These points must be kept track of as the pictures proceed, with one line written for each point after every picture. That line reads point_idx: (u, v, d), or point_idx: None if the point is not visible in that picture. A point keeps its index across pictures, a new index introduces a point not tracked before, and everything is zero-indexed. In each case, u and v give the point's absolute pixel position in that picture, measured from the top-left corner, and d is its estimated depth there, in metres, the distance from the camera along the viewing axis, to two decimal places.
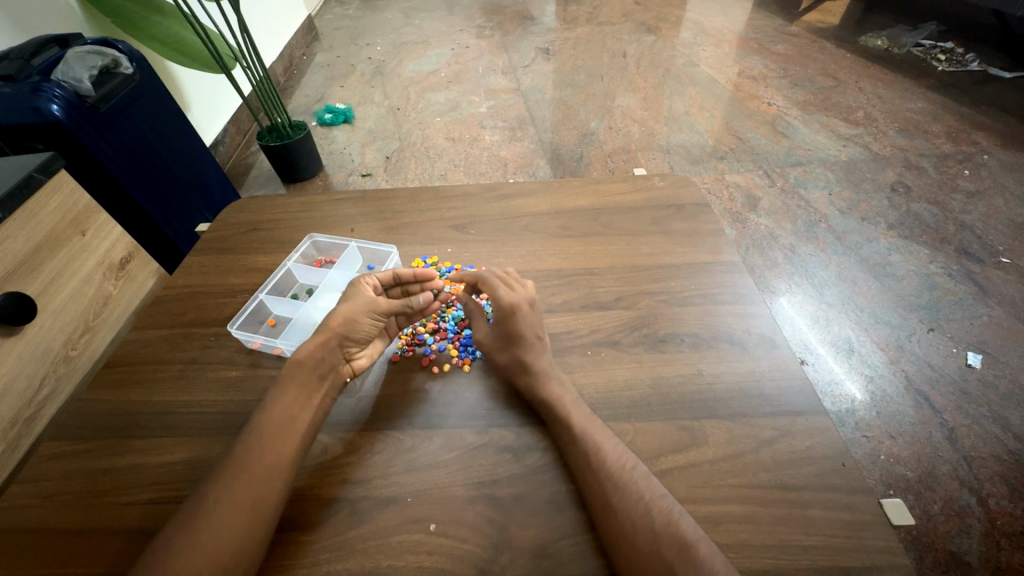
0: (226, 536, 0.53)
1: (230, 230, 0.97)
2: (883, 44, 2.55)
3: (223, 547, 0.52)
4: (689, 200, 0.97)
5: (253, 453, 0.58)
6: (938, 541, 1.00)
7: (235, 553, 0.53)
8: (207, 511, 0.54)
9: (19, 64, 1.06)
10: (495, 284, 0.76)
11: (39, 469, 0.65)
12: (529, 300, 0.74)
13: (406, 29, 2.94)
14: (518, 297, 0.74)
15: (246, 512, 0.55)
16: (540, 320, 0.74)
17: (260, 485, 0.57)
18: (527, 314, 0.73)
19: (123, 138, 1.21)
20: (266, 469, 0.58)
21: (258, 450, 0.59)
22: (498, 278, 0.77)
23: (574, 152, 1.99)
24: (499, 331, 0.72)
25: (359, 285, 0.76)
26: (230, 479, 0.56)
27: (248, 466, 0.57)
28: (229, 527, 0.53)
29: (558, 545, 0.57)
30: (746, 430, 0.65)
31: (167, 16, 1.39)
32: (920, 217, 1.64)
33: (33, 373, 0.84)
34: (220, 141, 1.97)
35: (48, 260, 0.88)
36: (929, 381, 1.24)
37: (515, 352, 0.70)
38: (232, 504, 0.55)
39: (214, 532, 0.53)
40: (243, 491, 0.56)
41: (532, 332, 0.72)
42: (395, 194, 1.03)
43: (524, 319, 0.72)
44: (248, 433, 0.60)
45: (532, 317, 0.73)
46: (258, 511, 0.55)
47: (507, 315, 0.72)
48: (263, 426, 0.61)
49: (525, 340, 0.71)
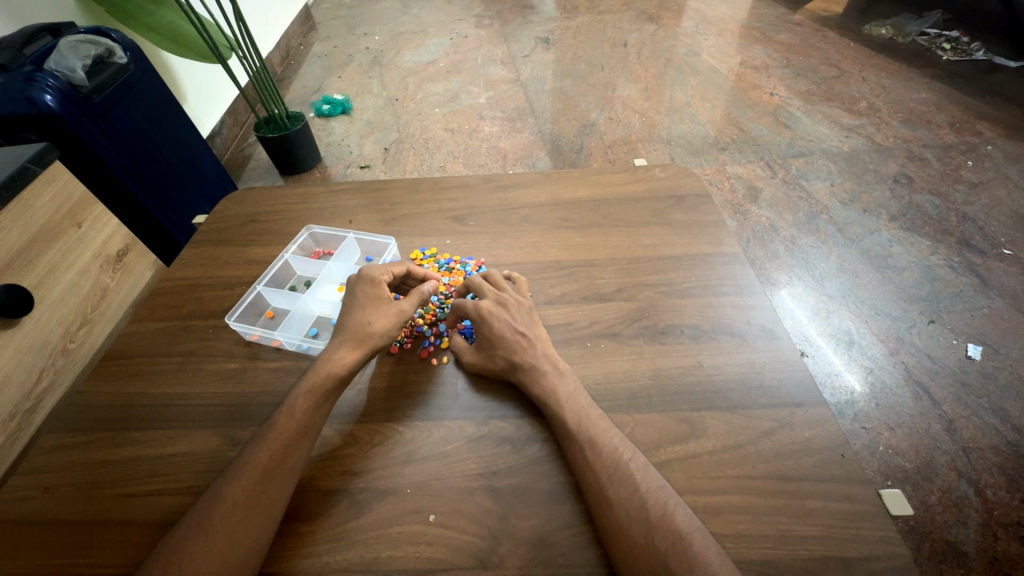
0: (240, 535, 0.54)
1: (228, 222, 0.96)
2: (888, 33, 2.52)
3: (237, 546, 0.53)
4: (690, 191, 0.96)
5: (268, 453, 0.59)
6: (935, 531, 1.01)
7: (247, 550, 0.54)
8: (222, 509, 0.55)
9: (13, 53, 1.05)
10: (461, 300, 0.75)
11: (39, 461, 0.65)
12: (500, 299, 0.74)
13: (404, 18, 2.90)
14: (485, 301, 0.73)
15: (262, 511, 0.56)
16: (528, 316, 0.74)
17: (274, 484, 0.57)
18: (499, 313, 0.72)
19: (118, 130, 1.20)
20: (281, 469, 0.58)
21: (273, 451, 0.59)
22: (474, 285, 0.77)
23: (575, 143, 1.97)
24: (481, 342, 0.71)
25: (377, 282, 0.73)
26: (246, 479, 0.57)
27: (262, 466, 0.58)
28: (243, 526, 0.54)
29: (557, 536, 0.57)
30: (746, 422, 0.65)
31: (164, 7, 1.38)
32: (921, 208, 1.64)
33: (32, 365, 0.84)
34: (217, 133, 1.95)
35: (45, 252, 0.88)
36: (929, 373, 1.23)
37: (504, 356, 0.69)
38: (245, 503, 0.55)
39: (227, 530, 0.54)
40: (258, 490, 0.56)
41: (520, 325, 0.72)
42: (393, 185, 1.02)
43: (496, 318, 0.72)
44: (264, 433, 0.61)
45: (507, 314, 0.72)
46: (272, 510, 0.56)
47: (498, 308, 0.73)
48: (278, 425, 0.61)
49: (507, 338, 0.70)
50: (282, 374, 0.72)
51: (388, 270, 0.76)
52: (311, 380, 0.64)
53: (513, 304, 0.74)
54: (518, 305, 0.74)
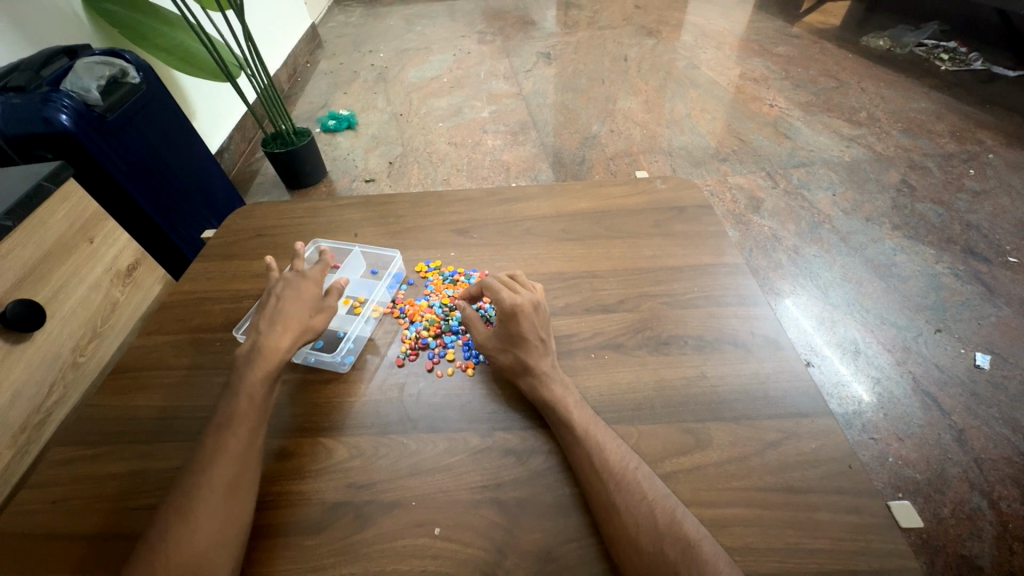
0: (222, 519, 0.55)
1: (236, 237, 0.98)
2: (885, 44, 2.55)
3: (222, 528, 0.55)
4: (691, 202, 0.97)
5: (236, 439, 0.60)
6: (949, 545, 0.99)
7: (229, 538, 0.55)
8: (201, 500, 0.55)
9: (30, 75, 1.09)
10: (497, 287, 0.74)
11: (49, 475, 0.66)
12: (534, 302, 0.73)
13: (408, 36, 2.96)
14: (522, 300, 0.72)
15: (238, 495, 0.57)
16: (548, 326, 0.74)
17: (246, 471, 0.59)
18: (530, 316, 0.71)
19: (130, 146, 1.23)
20: (247, 459, 0.59)
21: (242, 436, 0.60)
22: (506, 281, 0.76)
23: (577, 155, 1.99)
24: (500, 331, 0.72)
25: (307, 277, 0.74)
26: (219, 466, 0.58)
27: (234, 451, 0.59)
28: (224, 515, 0.55)
29: (564, 549, 0.57)
30: (752, 432, 0.65)
31: (174, 27, 1.41)
32: (924, 217, 1.64)
33: (42, 379, 0.85)
34: (225, 149, 1.99)
35: (58, 267, 0.90)
36: (938, 382, 1.23)
37: (516, 353, 0.70)
38: (219, 489, 0.56)
39: (209, 516, 0.55)
40: (233, 479, 0.57)
41: (536, 334, 0.71)
42: (397, 199, 1.04)
43: (527, 321, 0.71)
44: (223, 420, 0.61)
45: (536, 320, 0.72)
46: (245, 500, 0.58)
47: (530, 310, 0.72)
48: (242, 417, 0.62)
49: (527, 342, 0.70)
50: (288, 387, 0.73)
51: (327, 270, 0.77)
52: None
53: (538, 309, 0.73)
54: (539, 312, 0.73)
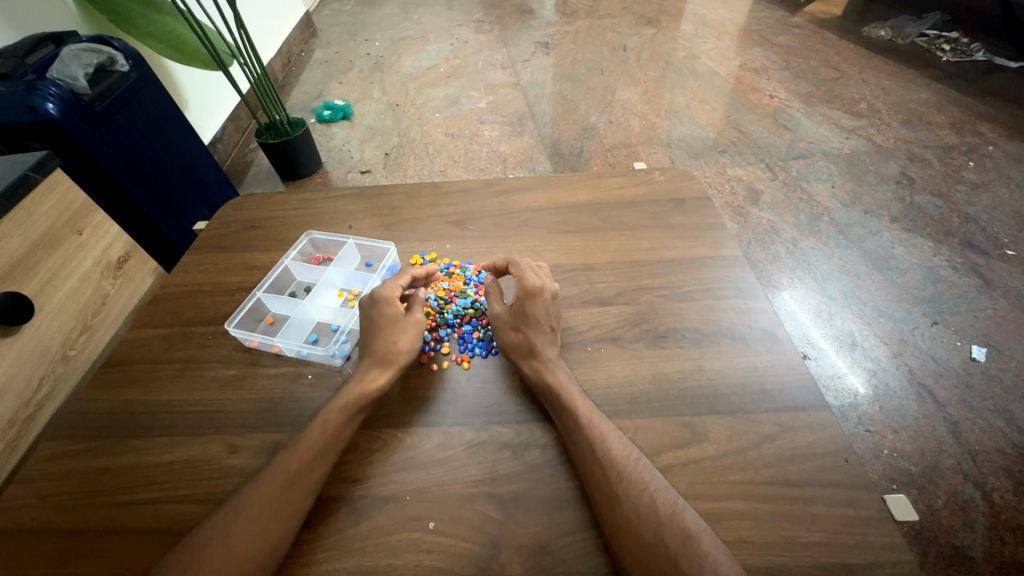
0: (256, 538, 0.54)
1: (229, 228, 0.96)
2: (887, 34, 2.52)
3: (253, 550, 0.54)
4: (689, 194, 0.96)
5: (297, 463, 0.59)
6: (941, 536, 1.00)
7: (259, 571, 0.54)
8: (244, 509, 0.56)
9: (15, 62, 1.06)
10: (523, 267, 0.77)
11: (38, 470, 0.65)
12: (553, 292, 0.74)
13: (404, 24, 2.92)
14: (542, 284, 0.74)
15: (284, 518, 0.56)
16: (558, 320, 0.74)
17: (300, 494, 0.58)
18: (547, 303, 0.73)
19: (121, 136, 1.21)
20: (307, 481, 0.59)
21: (302, 461, 0.60)
22: (529, 266, 0.78)
23: (575, 147, 1.97)
24: (516, 308, 0.73)
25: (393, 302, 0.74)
26: (272, 486, 0.57)
27: (289, 476, 0.58)
28: (260, 534, 0.55)
29: (559, 542, 0.56)
30: (747, 426, 0.64)
31: (164, 13, 1.38)
32: (923, 209, 1.63)
33: (31, 373, 0.84)
34: (218, 139, 1.96)
35: (45, 260, 0.88)
36: (933, 374, 1.23)
37: (514, 341, 0.70)
38: (252, 513, 0.56)
39: (246, 533, 0.54)
40: (282, 503, 0.57)
41: (548, 321, 0.72)
42: (392, 190, 1.02)
43: (523, 308, 0.72)
44: (297, 441, 0.61)
45: (551, 308, 0.73)
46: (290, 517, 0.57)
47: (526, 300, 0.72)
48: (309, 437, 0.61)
49: (539, 323, 0.71)
50: (281, 381, 0.72)
51: (398, 286, 0.76)
52: (344, 398, 0.65)
53: (555, 298, 0.74)
54: (553, 299, 0.74)
